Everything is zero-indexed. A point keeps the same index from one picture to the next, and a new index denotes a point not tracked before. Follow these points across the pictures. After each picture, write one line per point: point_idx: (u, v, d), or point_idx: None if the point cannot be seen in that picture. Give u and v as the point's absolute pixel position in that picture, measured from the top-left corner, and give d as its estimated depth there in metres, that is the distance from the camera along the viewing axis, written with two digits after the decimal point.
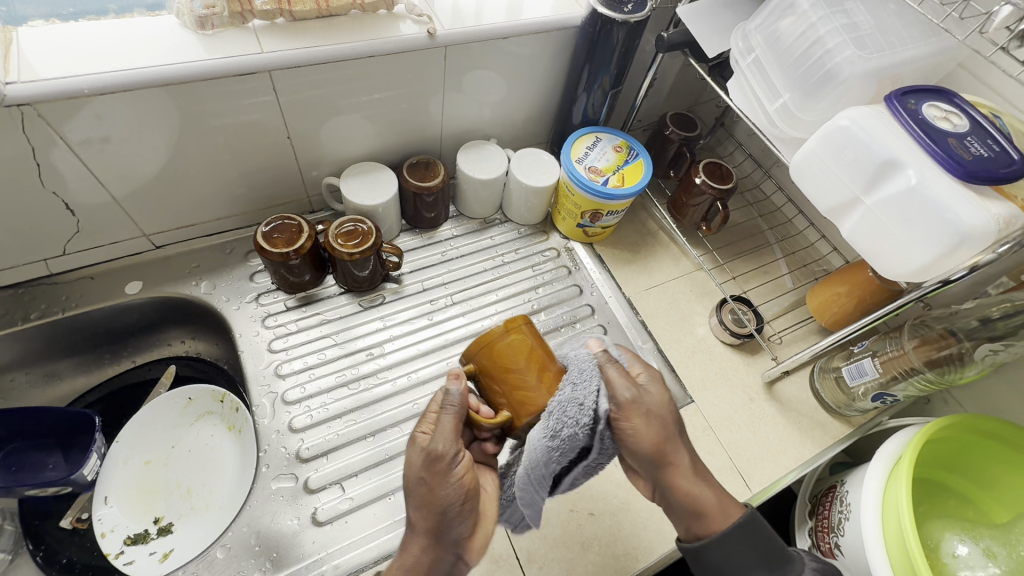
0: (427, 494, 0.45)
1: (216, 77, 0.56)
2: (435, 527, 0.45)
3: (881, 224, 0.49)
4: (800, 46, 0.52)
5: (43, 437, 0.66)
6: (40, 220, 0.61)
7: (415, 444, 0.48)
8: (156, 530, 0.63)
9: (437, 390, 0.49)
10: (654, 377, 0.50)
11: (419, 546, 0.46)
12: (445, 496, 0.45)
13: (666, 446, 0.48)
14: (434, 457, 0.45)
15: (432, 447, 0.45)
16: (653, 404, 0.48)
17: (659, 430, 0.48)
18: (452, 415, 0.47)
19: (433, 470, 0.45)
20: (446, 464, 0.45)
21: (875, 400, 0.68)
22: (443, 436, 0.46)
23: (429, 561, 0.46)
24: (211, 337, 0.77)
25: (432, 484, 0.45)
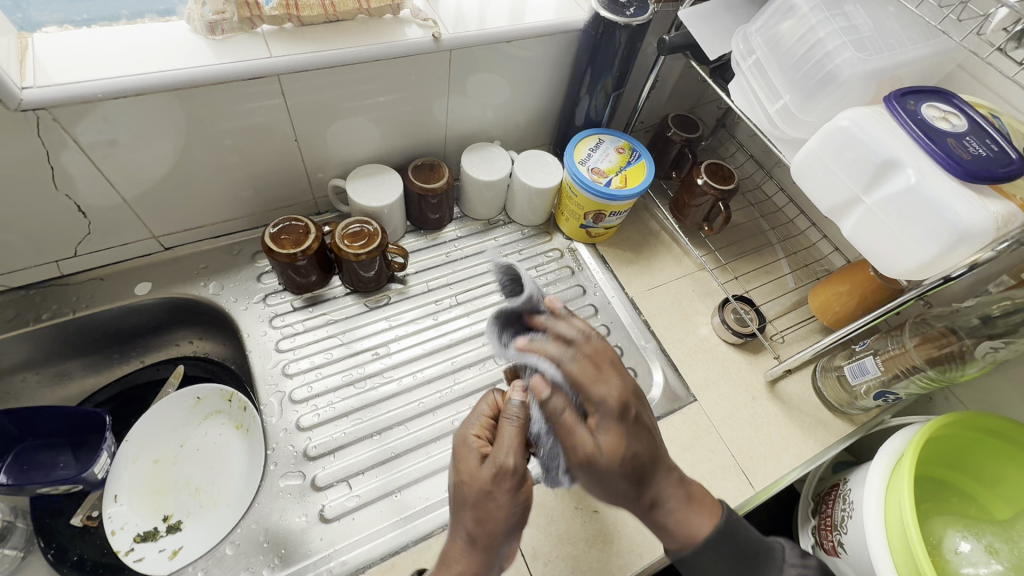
0: (489, 510, 0.46)
1: (226, 81, 0.57)
2: (493, 543, 0.46)
3: (881, 223, 0.49)
4: (800, 48, 0.53)
5: (54, 436, 0.67)
6: (52, 221, 0.62)
7: (475, 455, 0.48)
8: (165, 528, 0.64)
9: (491, 397, 0.53)
10: (608, 421, 0.46)
11: (472, 558, 0.46)
12: (508, 511, 0.46)
13: (625, 491, 0.48)
14: (504, 472, 0.45)
15: (502, 463, 0.46)
16: (605, 462, 0.46)
17: (613, 482, 0.47)
18: (516, 426, 0.47)
19: (501, 485, 0.45)
20: (515, 479, 0.46)
21: (877, 398, 0.69)
22: (512, 451, 0.46)
23: (478, 574, 0.47)
24: (219, 337, 0.78)
25: (498, 500, 0.45)
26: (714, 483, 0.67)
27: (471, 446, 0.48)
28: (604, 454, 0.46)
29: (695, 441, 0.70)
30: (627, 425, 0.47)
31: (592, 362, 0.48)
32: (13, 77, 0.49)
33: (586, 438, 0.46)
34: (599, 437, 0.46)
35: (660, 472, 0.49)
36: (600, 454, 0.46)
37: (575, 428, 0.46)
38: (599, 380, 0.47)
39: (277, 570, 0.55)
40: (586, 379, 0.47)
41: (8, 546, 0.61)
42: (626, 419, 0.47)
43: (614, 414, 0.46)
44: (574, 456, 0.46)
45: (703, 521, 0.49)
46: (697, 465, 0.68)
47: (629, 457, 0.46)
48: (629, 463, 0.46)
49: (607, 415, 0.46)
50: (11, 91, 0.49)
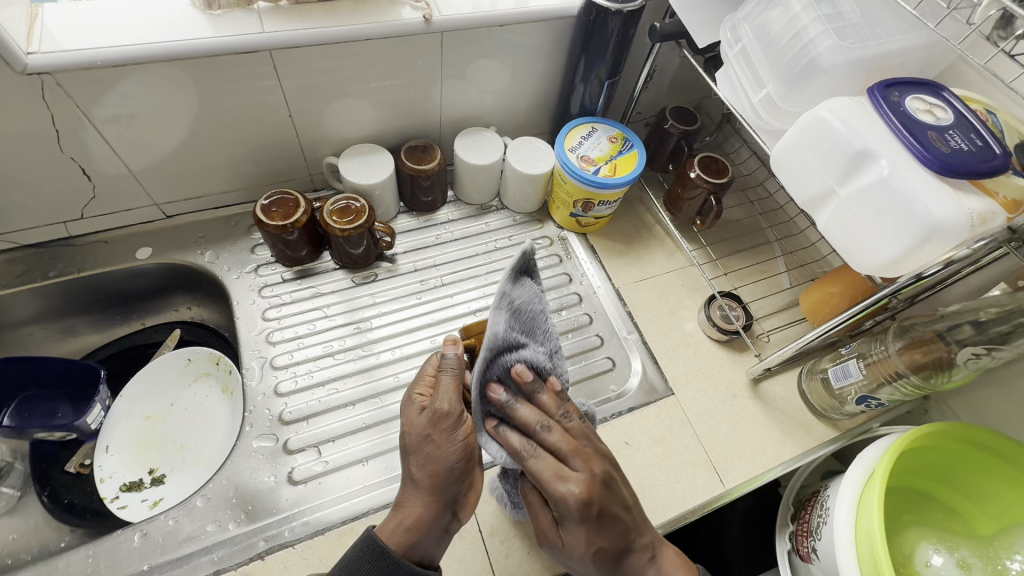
0: (430, 451, 0.49)
1: (220, 54, 0.60)
2: (437, 482, 0.49)
3: (853, 216, 0.48)
4: (785, 36, 0.52)
5: (54, 387, 0.71)
6: (60, 185, 0.66)
7: (416, 406, 0.52)
8: (150, 480, 0.67)
9: (434, 356, 0.54)
10: (573, 527, 0.47)
11: (422, 502, 0.49)
12: (451, 452, 0.49)
13: (595, 573, 0.51)
14: (439, 416, 0.50)
15: (438, 407, 0.50)
16: (568, 552, 0.50)
17: (579, 567, 0.51)
18: (451, 378, 0.51)
19: (439, 427, 0.50)
20: (451, 423, 0.50)
21: (860, 403, 0.67)
22: (448, 395, 0.50)
23: (430, 515, 0.49)
24: (214, 304, 0.81)
25: (438, 441, 0.49)
26: (684, 477, 0.67)
27: (415, 397, 0.52)
28: (564, 545, 0.49)
29: (668, 434, 0.70)
30: (587, 521, 0.47)
31: (556, 459, 0.48)
32: (20, 43, 0.53)
33: (550, 523, 0.51)
34: (560, 531, 0.49)
35: (633, 553, 0.50)
36: (560, 542, 0.50)
37: (542, 513, 0.51)
38: (560, 479, 0.47)
39: (243, 524, 0.57)
40: (551, 479, 0.47)
41: (6, 485, 0.65)
42: (587, 521, 0.47)
43: (577, 520, 0.47)
44: (545, 540, 0.51)
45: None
46: (668, 458, 0.68)
47: (593, 551, 0.49)
48: (595, 555, 0.49)
49: (569, 519, 0.47)
50: (17, 55, 0.52)
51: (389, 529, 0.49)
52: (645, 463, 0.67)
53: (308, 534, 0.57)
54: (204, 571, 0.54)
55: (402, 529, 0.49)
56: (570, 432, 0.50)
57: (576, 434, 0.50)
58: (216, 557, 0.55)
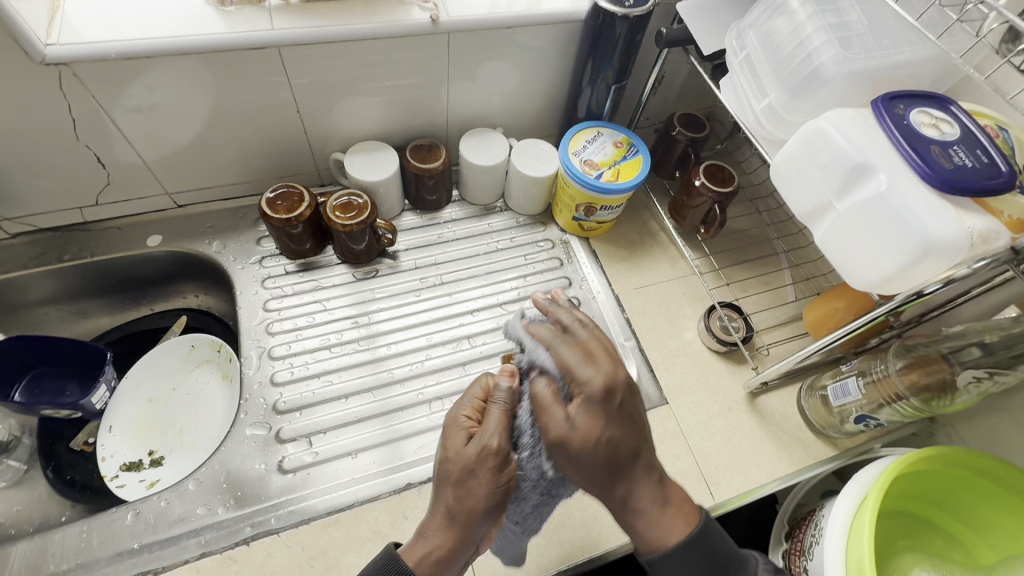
0: (471, 487, 0.46)
1: (230, 50, 0.61)
2: (473, 520, 0.46)
3: (851, 230, 0.47)
4: (789, 45, 0.51)
5: (63, 366, 0.73)
6: (76, 171, 0.68)
7: (463, 435, 0.48)
8: (149, 461, 0.69)
9: (485, 380, 0.53)
10: (585, 404, 0.45)
11: (452, 538, 0.46)
12: (490, 492, 0.46)
13: (600, 479, 0.46)
14: (487, 452, 0.46)
15: (486, 442, 0.47)
16: (575, 443, 0.45)
17: (584, 466, 0.46)
18: (502, 410, 0.49)
19: (485, 464, 0.46)
20: (497, 461, 0.47)
21: (858, 421, 0.65)
22: (499, 432, 0.47)
23: (458, 549, 0.46)
24: (220, 293, 0.83)
25: (481, 480, 0.46)
26: None
27: (460, 423, 0.49)
28: (574, 434, 0.45)
29: (659, 443, 0.69)
30: (607, 410, 0.45)
31: (583, 352, 0.47)
32: (40, 34, 0.55)
33: (561, 418, 0.46)
34: (569, 421, 0.45)
35: (637, 467, 0.46)
36: (570, 434, 0.45)
37: (551, 407, 0.47)
38: (584, 365, 0.46)
39: (231, 510, 0.59)
40: (573, 364, 0.46)
41: (12, 459, 0.67)
42: (605, 407, 0.45)
43: (596, 398, 0.45)
44: (552, 437, 0.46)
45: (677, 526, 0.46)
46: None
47: (604, 443, 0.45)
48: (605, 451, 0.45)
49: (589, 402, 0.45)
50: (35, 46, 0.54)
51: (414, 554, 0.46)
52: None
53: (294, 523, 0.58)
54: (191, 552, 0.55)
55: (430, 560, 0.45)
56: (601, 336, 0.49)
57: (608, 343, 0.49)
58: (203, 540, 0.56)
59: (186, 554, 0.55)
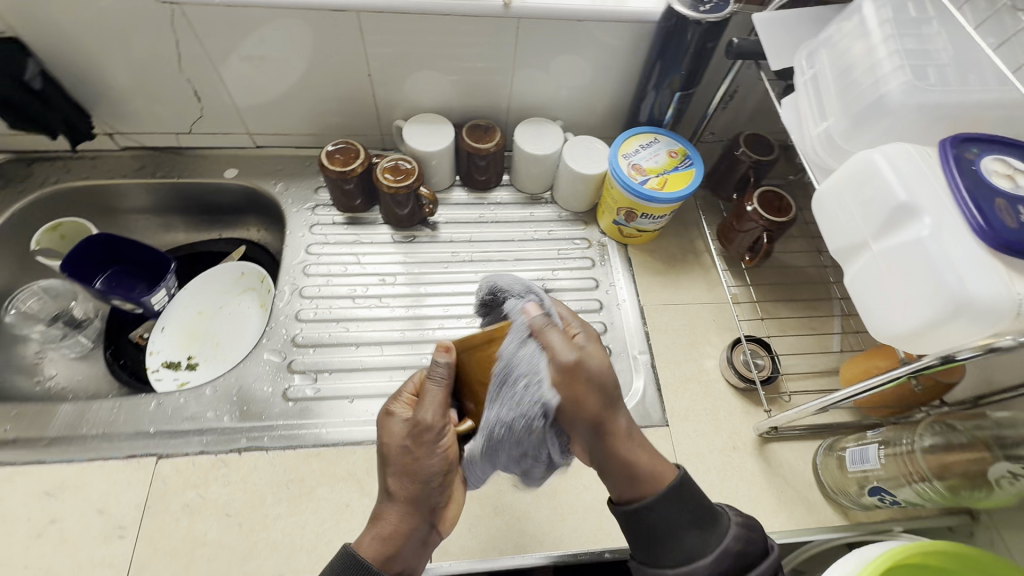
0: (410, 464, 0.48)
1: (314, 8, 0.66)
2: (416, 495, 0.48)
3: (881, 275, 0.43)
4: (859, 67, 0.47)
5: (137, 267, 0.83)
6: (177, 101, 0.78)
7: (399, 418, 0.50)
8: (186, 364, 0.78)
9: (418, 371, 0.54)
10: (554, 360, 0.40)
11: (398, 514, 0.48)
12: (429, 465, 0.48)
13: (589, 409, 0.41)
14: (420, 429, 0.48)
15: (420, 419, 0.48)
16: (553, 393, 0.40)
17: (557, 422, 0.41)
18: (437, 388, 0.48)
19: (419, 440, 0.48)
20: (431, 437, 0.47)
21: (871, 493, 0.59)
22: (432, 408, 0.48)
23: (408, 525, 0.48)
24: (277, 231, 0.91)
25: (417, 453, 0.48)
26: None
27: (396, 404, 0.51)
28: (582, 363, 0.41)
29: None
30: (596, 365, 0.43)
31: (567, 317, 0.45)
32: None
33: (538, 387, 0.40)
34: (548, 391, 0.40)
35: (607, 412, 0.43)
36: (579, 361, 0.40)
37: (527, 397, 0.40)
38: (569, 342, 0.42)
39: (235, 420, 0.64)
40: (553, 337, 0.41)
41: (81, 335, 0.79)
42: (572, 358, 0.41)
43: (591, 339, 0.43)
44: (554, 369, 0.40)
45: (652, 473, 0.43)
46: None
47: (599, 371, 0.42)
48: (600, 382, 0.42)
49: (582, 350, 0.42)
50: None
51: (365, 539, 0.48)
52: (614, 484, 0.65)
53: (282, 446, 0.63)
54: (192, 448, 0.62)
55: (380, 539, 0.47)
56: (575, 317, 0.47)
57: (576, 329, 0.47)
58: (205, 440, 0.62)
59: (188, 448, 0.61)
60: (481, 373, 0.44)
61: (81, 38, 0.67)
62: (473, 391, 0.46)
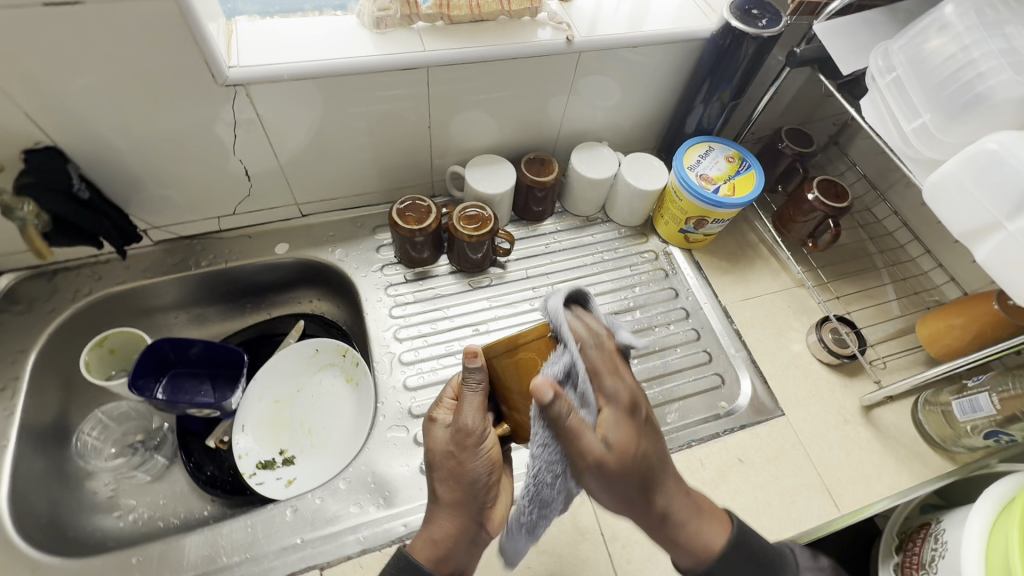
0: (454, 468, 0.49)
1: (383, 70, 0.64)
2: (462, 496, 0.49)
3: (1023, 250, 0.48)
4: (949, 67, 0.52)
5: (199, 367, 0.76)
6: (223, 183, 0.72)
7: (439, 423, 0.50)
8: (282, 459, 0.72)
9: (455, 378, 0.53)
10: (617, 416, 0.44)
11: (447, 514, 0.49)
12: (473, 469, 0.48)
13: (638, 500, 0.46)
14: (463, 434, 0.48)
15: (462, 425, 0.47)
16: (615, 461, 0.43)
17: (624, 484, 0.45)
18: (477, 395, 0.47)
19: (461, 445, 0.48)
20: (473, 442, 0.47)
21: (988, 436, 0.66)
22: (472, 414, 0.47)
23: (457, 528, 0.49)
24: (337, 299, 0.86)
25: (460, 459, 0.48)
26: (799, 498, 0.67)
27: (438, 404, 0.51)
28: (614, 454, 0.43)
29: (781, 454, 0.70)
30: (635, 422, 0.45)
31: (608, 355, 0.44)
32: (223, 56, 0.59)
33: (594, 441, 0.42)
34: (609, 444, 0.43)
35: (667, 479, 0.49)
36: (610, 454, 0.43)
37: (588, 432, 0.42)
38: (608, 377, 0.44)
39: (382, 508, 0.61)
40: (604, 371, 0.44)
41: (159, 455, 0.72)
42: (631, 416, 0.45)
43: (624, 409, 0.45)
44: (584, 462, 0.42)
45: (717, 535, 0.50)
46: (781, 478, 0.68)
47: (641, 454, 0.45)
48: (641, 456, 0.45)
49: (613, 412, 0.44)
50: (220, 69, 0.58)
51: (418, 544, 0.49)
52: (760, 481, 0.68)
53: None
54: (351, 549, 0.58)
55: (430, 544, 0.48)
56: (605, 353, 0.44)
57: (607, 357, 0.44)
58: (361, 537, 0.59)
59: (347, 550, 0.58)
60: (517, 377, 0.43)
61: (125, 135, 0.61)
62: (509, 399, 0.45)
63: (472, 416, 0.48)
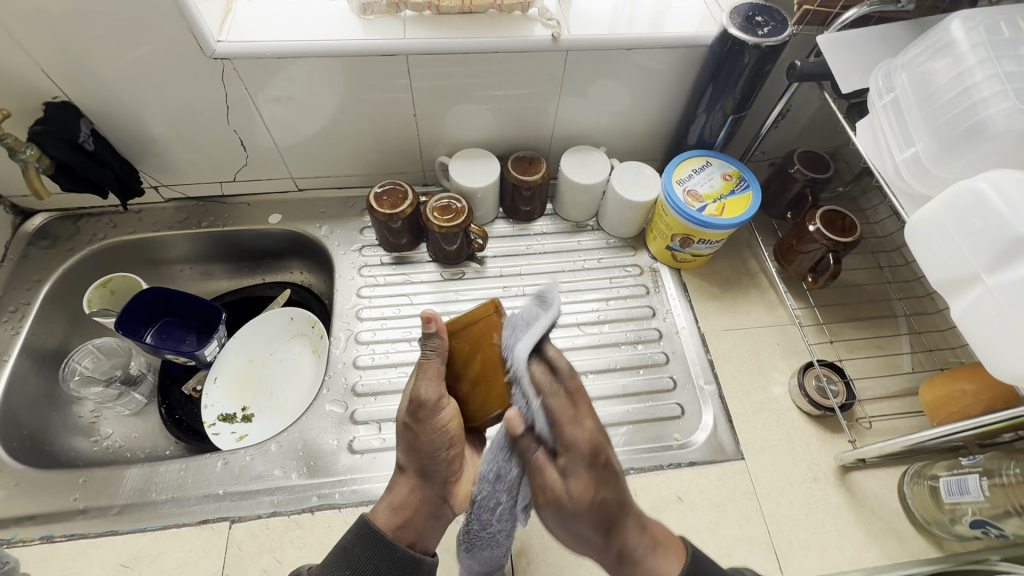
0: (415, 439, 0.50)
1: (364, 55, 0.66)
2: (424, 465, 0.50)
3: (1002, 311, 0.40)
4: (948, 91, 0.45)
5: (186, 318, 0.82)
6: (222, 151, 0.77)
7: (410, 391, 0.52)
8: (241, 416, 0.76)
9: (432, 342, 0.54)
10: (575, 465, 0.43)
11: (409, 482, 0.51)
12: (432, 438, 0.49)
13: (592, 537, 0.44)
14: (419, 403, 0.48)
15: (416, 392, 0.48)
16: (575, 505, 0.43)
17: (578, 523, 0.44)
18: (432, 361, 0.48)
19: (419, 414, 0.49)
20: (430, 408, 0.48)
21: (975, 526, 0.56)
22: (427, 381, 0.48)
23: (418, 496, 0.50)
24: (323, 273, 0.90)
25: (421, 429, 0.49)
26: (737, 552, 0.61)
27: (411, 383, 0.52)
28: (571, 497, 0.43)
29: (728, 500, 0.64)
30: (595, 469, 0.43)
31: (574, 399, 0.45)
32: (213, 31, 0.63)
33: (554, 482, 0.44)
34: (562, 482, 0.44)
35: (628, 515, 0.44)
36: (566, 497, 0.43)
37: (537, 473, 0.45)
38: (570, 421, 0.44)
39: (304, 476, 0.63)
40: (562, 417, 0.44)
41: (137, 392, 0.77)
42: (595, 466, 0.43)
43: (584, 459, 0.43)
44: (543, 498, 0.45)
45: (671, 563, 0.43)
46: (723, 526, 0.62)
47: (596, 504, 0.43)
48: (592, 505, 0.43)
49: (574, 459, 0.43)
50: (208, 42, 0.62)
51: (380, 510, 0.51)
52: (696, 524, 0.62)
53: (355, 501, 0.62)
54: (264, 509, 0.61)
55: (392, 508, 0.50)
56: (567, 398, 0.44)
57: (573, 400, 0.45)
58: (276, 500, 0.61)
59: (260, 510, 0.60)
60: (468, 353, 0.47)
61: (129, 100, 0.67)
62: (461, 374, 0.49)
63: (430, 387, 0.48)
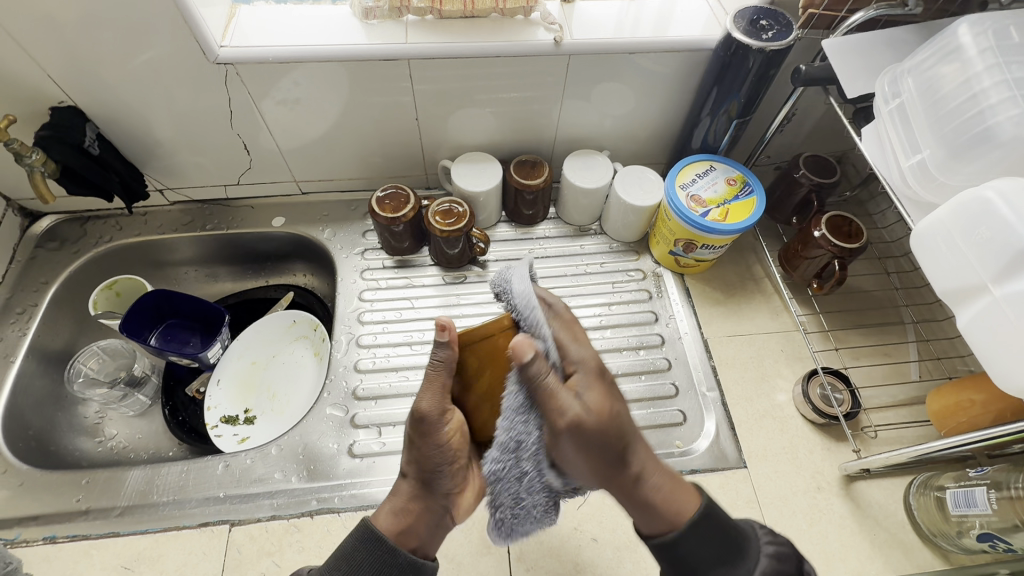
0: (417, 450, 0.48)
1: (366, 59, 0.66)
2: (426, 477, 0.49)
3: (1009, 323, 0.40)
4: (956, 97, 0.44)
5: (190, 320, 0.83)
6: (226, 155, 0.78)
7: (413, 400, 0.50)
8: (243, 418, 0.77)
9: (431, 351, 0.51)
10: (585, 381, 0.44)
11: (411, 491, 0.49)
12: (434, 451, 0.48)
13: (607, 459, 0.44)
14: (422, 415, 0.46)
15: (418, 404, 0.46)
16: (592, 423, 0.43)
17: (593, 448, 0.44)
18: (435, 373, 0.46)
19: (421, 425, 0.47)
20: (432, 422, 0.46)
21: (982, 539, 0.55)
22: (431, 394, 0.46)
23: (420, 507, 0.49)
24: (326, 276, 0.90)
25: (422, 441, 0.47)
26: None
27: None
28: (590, 413, 0.43)
29: (729, 509, 0.64)
30: (602, 382, 0.46)
31: (571, 322, 0.47)
32: (216, 37, 0.63)
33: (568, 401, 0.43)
34: (580, 403, 0.43)
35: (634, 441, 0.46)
36: (586, 414, 0.42)
37: (557, 395, 0.42)
38: (574, 342, 0.45)
39: (303, 480, 0.63)
40: (566, 339, 0.45)
41: (141, 394, 0.77)
42: (602, 382, 0.45)
43: (592, 373, 0.45)
44: (559, 427, 0.42)
45: (685, 501, 0.45)
46: None
47: (610, 417, 0.44)
48: (605, 420, 0.44)
49: (581, 377, 0.44)
50: (211, 47, 0.62)
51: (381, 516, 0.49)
52: None
53: (354, 505, 0.62)
54: (264, 512, 0.61)
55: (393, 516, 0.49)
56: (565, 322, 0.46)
57: (569, 324, 0.47)
58: (276, 503, 0.62)
59: (259, 513, 0.61)
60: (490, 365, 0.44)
61: (134, 104, 0.68)
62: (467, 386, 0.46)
63: (431, 399, 0.46)
